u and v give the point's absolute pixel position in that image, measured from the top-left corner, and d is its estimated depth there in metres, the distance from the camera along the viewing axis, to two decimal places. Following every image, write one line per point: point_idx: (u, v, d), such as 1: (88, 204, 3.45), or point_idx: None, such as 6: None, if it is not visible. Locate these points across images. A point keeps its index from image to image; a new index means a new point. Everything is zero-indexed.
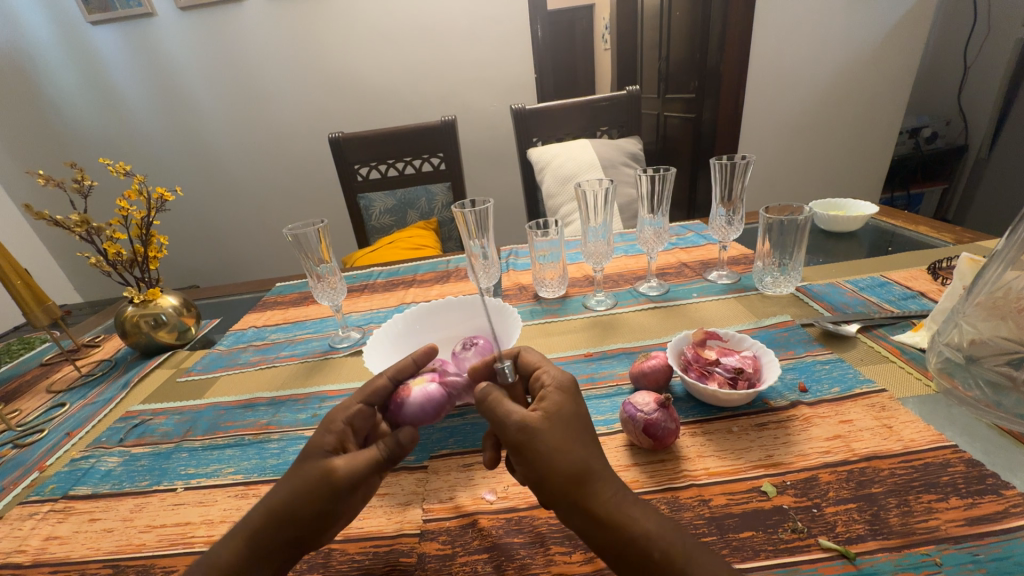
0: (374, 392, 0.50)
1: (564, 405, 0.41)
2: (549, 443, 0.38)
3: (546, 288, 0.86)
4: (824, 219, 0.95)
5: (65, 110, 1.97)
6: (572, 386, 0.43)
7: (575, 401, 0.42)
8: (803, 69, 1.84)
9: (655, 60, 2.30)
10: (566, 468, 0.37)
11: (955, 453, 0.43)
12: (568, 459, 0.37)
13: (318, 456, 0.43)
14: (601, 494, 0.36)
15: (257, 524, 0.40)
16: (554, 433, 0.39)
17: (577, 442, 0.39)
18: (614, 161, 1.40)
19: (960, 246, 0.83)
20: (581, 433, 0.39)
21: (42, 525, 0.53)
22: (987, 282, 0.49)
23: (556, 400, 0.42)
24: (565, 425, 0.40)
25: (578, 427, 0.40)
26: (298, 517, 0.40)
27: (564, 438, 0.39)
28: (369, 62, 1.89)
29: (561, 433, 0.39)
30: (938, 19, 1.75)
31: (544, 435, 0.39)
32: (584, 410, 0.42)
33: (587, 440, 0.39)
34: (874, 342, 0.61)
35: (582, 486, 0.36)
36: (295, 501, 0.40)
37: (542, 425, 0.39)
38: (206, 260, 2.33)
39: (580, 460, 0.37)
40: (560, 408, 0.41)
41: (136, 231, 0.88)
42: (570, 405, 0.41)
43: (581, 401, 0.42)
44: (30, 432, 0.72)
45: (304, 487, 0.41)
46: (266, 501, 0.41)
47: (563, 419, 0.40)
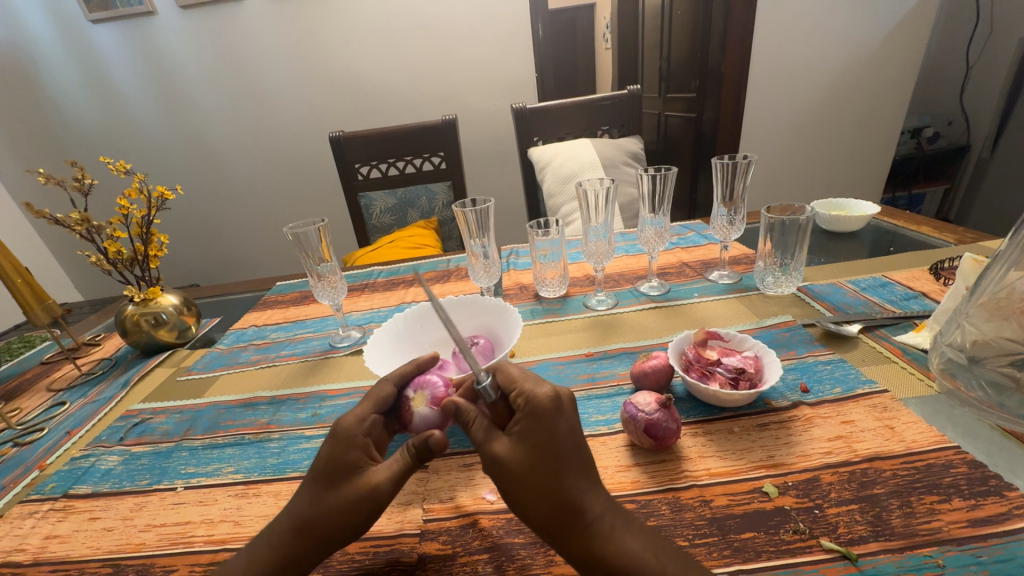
0: (381, 401, 0.48)
1: (536, 433, 0.38)
2: (518, 476, 0.38)
3: (547, 288, 0.86)
4: (826, 219, 0.94)
5: (65, 108, 1.97)
6: (547, 409, 0.39)
7: (553, 426, 0.39)
8: (804, 69, 1.84)
9: (656, 59, 2.30)
10: (537, 501, 0.37)
11: (958, 454, 0.43)
12: (539, 492, 0.37)
13: (350, 476, 0.42)
14: (579, 525, 0.36)
15: (292, 545, 0.40)
16: (524, 465, 0.38)
17: (548, 474, 0.37)
18: (615, 161, 1.39)
19: (962, 246, 0.83)
20: (555, 463, 0.38)
21: (42, 524, 0.53)
22: (990, 282, 0.48)
23: (527, 427, 0.39)
24: (536, 457, 0.38)
25: (553, 457, 0.38)
26: (339, 534, 0.41)
27: (535, 470, 0.37)
28: (369, 61, 1.89)
29: (531, 465, 0.38)
30: (940, 19, 1.74)
31: (513, 468, 0.38)
32: (565, 434, 0.38)
33: (563, 471, 0.37)
34: (876, 342, 0.61)
35: (556, 517, 0.36)
36: (333, 520, 0.41)
37: (512, 457, 0.38)
38: (207, 259, 2.33)
39: (551, 494, 0.37)
40: (533, 437, 0.38)
41: (136, 229, 0.88)
42: (543, 434, 0.38)
43: (561, 425, 0.39)
44: (31, 430, 0.72)
45: (342, 507, 0.41)
46: (297, 523, 0.41)
47: (533, 451, 0.38)
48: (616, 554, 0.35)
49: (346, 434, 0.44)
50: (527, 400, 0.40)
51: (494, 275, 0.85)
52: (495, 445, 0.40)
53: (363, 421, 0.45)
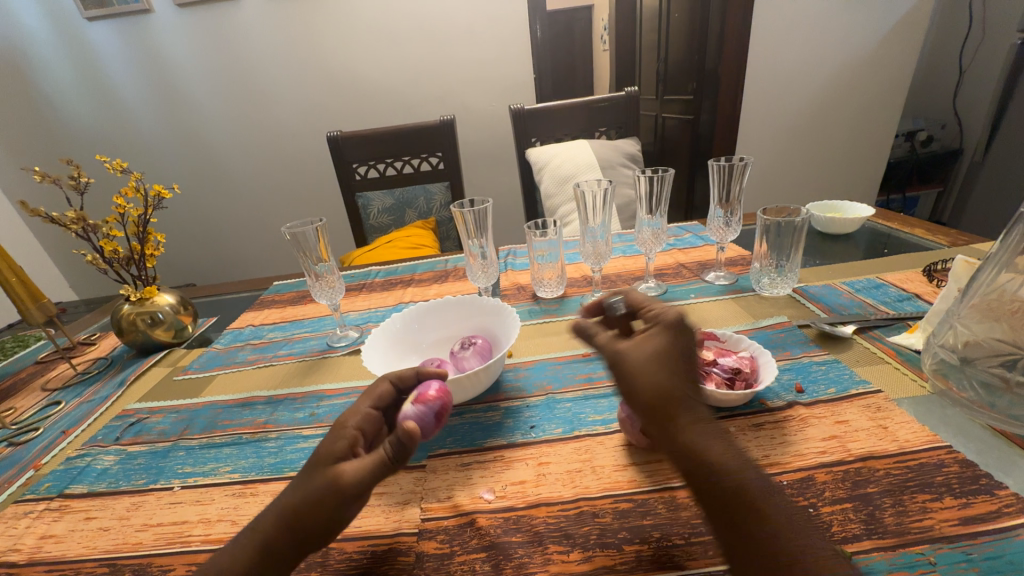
0: (378, 397, 0.49)
1: (661, 340, 0.40)
2: (636, 369, 0.38)
3: (545, 288, 0.87)
4: (821, 221, 0.95)
5: (61, 107, 1.96)
6: (675, 322, 0.41)
7: (670, 337, 0.40)
8: (800, 72, 1.85)
9: (654, 61, 2.31)
10: (647, 392, 0.37)
11: (950, 453, 0.44)
12: (652, 383, 0.37)
13: (328, 461, 0.43)
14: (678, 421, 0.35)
15: (268, 530, 0.41)
16: (645, 360, 0.39)
17: (665, 372, 0.38)
18: (613, 162, 1.40)
19: (955, 248, 0.84)
20: (673, 367, 0.38)
21: (37, 524, 0.53)
22: (980, 285, 0.49)
23: (656, 334, 0.40)
24: (659, 357, 0.39)
25: (672, 361, 0.38)
26: (308, 524, 0.41)
27: (653, 366, 0.38)
28: (368, 61, 1.89)
29: (652, 361, 0.38)
30: (933, 24, 1.76)
31: (632, 361, 0.39)
32: (684, 349, 0.40)
33: (675, 374, 0.38)
34: (869, 343, 0.62)
35: (661, 410, 0.36)
36: (303, 507, 0.41)
37: (636, 353, 0.39)
38: (203, 258, 2.32)
39: (663, 388, 0.37)
40: (656, 341, 0.40)
41: (133, 228, 0.88)
42: (668, 341, 0.40)
43: (683, 338, 0.40)
44: (25, 430, 0.71)
45: (312, 494, 0.41)
46: (276, 509, 0.41)
47: (660, 351, 0.39)
48: (710, 456, 0.34)
49: (339, 425, 0.45)
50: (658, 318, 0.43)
51: (491, 275, 0.86)
52: (621, 343, 0.41)
53: (355, 414, 0.47)
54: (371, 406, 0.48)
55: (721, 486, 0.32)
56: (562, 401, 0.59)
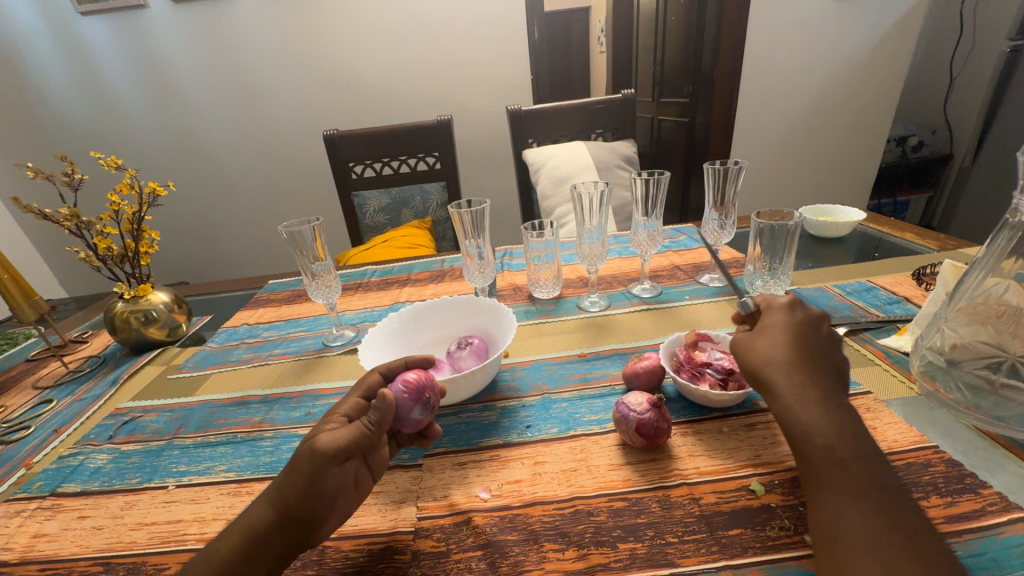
0: (368, 388, 0.51)
1: (770, 335, 0.47)
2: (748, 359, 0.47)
3: (541, 288, 0.87)
4: (814, 224, 0.97)
5: (53, 101, 1.94)
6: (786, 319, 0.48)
7: (779, 331, 0.47)
8: (795, 76, 1.87)
9: (650, 63, 2.32)
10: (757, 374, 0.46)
11: (937, 453, 0.45)
12: (764, 368, 0.45)
13: (309, 439, 0.45)
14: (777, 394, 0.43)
15: (257, 513, 0.42)
16: (755, 352, 0.47)
17: (773, 361, 0.45)
18: (609, 164, 1.41)
19: (943, 252, 0.86)
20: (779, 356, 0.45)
21: (30, 523, 0.53)
22: (966, 289, 0.51)
23: (775, 328, 0.47)
24: (767, 347, 0.47)
25: (778, 352, 0.45)
26: (286, 496, 0.42)
27: (765, 357, 0.46)
28: (365, 60, 1.89)
29: (764, 351, 0.46)
30: (925, 31, 1.79)
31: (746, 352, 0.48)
32: (793, 339, 0.46)
33: (782, 360, 0.45)
34: (860, 345, 0.63)
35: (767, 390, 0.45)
36: (286, 482, 0.42)
37: (749, 346, 0.48)
38: (196, 256, 2.30)
39: (768, 371, 0.45)
40: (767, 335, 0.47)
41: (127, 226, 0.88)
42: (779, 337, 0.47)
43: (793, 330, 0.47)
44: (16, 429, 0.71)
45: (292, 468, 0.42)
46: (265, 491, 0.43)
47: (768, 341, 0.47)
48: (810, 427, 0.40)
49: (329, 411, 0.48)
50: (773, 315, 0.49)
51: (488, 275, 0.86)
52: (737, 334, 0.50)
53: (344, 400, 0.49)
54: (362, 395, 0.50)
55: (811, 446, 0.39)
56: (558, 400, 0.60)
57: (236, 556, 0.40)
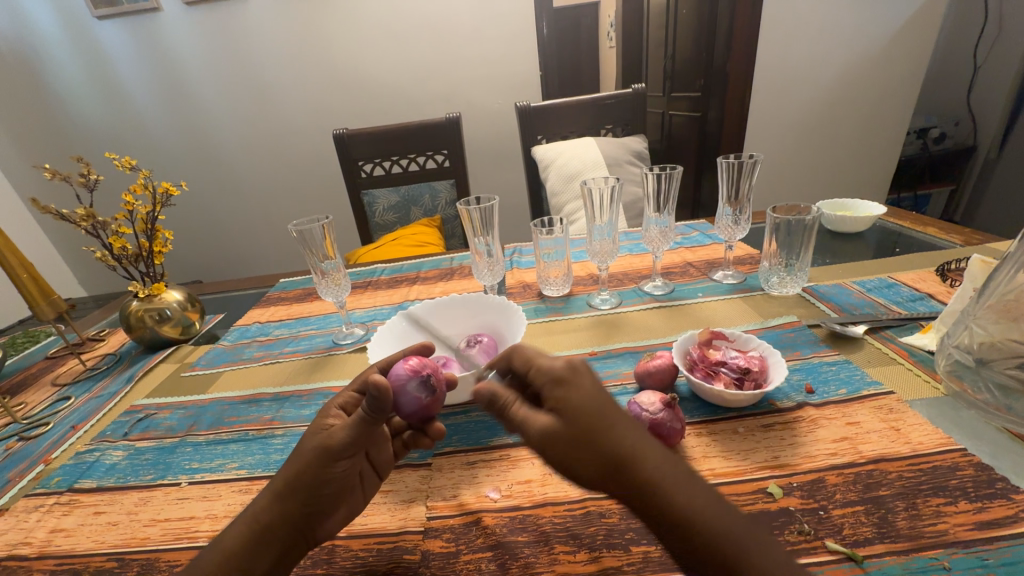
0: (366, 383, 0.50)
1: (567, 397, 0.37)
2: (563, 446, 0.36)
3: (551, 286, 0.86)
4: (831, 219, 0.94)
5: (71, 105, 1.98)
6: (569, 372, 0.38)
7: (578, 385, 0.37)
8: (810, 68, 1.82)
9: (661, 58, 2.29)
10: (592, 461, 0.35)
11: (965, 456, 0.43)
12: (599, 449, 0.34)
13: (315, 432, 0.44)
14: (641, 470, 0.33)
15: (260, 506, 0.42)
16: (578, 415, 0.36)
17: (595, 422, 0.35)
18: (620, 160, 1.39)
19: (969, 248, 0.83)
20: (597, 418, 0.35)
21: (47, 518, 0.53)
22: (997, 285, 0.48)
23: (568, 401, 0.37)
24: (568, 417, 0.36)
25: (594, 414, 0.35)
26: (299, 487, 0.42)
27: (582, 412, 0.36)
28: (374, 59, 1.89)
29: (584, 409, 0.36)
30: (947, 19, 1.73)
31: (557, 435, 0.36)
32: (591, 390, 0.37)
33: (604, 424, 0.35)
34: (881, 344, 0.61)
35: (615, 472, 0.34)
36: (294, 475, 0.42)
37: (548, 428, 0.37)
38: (210, 255, 2.33)
39: (597, 446, 0.34)
40: (572, 396, 0.37)
41: (141, 226, 0.89)
42: (574, 393, 0.37)
43: (586, 380, 0.38)
44: (36, 425, 0.72)
45: (301, 460, 0.42)
46: (270, 483, 0.43)
47: (565, 409, 0.36)
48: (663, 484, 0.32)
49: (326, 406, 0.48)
50: (546, 372, 0.39)
51: (497, 273, 0.85)
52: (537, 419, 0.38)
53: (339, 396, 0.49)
54: (356, 390, 0.49)
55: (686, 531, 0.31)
56: None
57: (240, 550, 0.40)
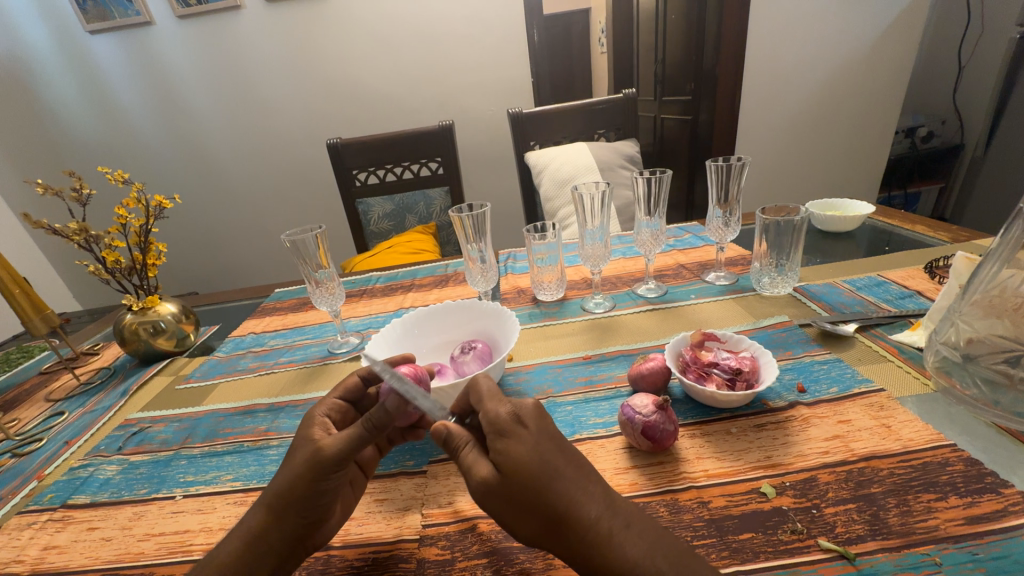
0: (347, 390, 0.51)
1: (508, 453, 0.36)
2: (503, 502, 0.36)
3: (545, 291, 0.87)
4: (821, 219, 0.95)
5: (64, 119, 1.98)
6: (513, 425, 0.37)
7: (520, 439, 0.36)
8: (798, 70, 1.85)
9: (652, 62, 2.32)
10: (535, 524, 0.35)
11: (954, 451, 0.43)
12: (540, 513, 0.34)
13: (304, 446, 0.43)
14: (584, 538, 0.34)
15: (254, 519, 0.41)
16: (520, 472, 0.35)
17: (535, 483, 0.34)
18: (611, 164, 1.41)
19: (957, 245, 0.84)
20: (540, 477, 0.34)
21: (40, 535, 0.53)
22: (981, 281, 0.49)
23: (509, 457, 0.36)
24: (508, 474, 0.35)
25: (533, 473, 0.35)
26: (291, 502, 0.41)
27: (530, 467, 0.35)
28: (366, 69, 1.91)
29: (527, 466, 0.35)
30: (930, 22, 1.76)
31: (500, 493, 0.36)
32: (536, 444, 0.36)
33: (547, 480, 0.35)
34: (872, 341, 0.61)
35: (557, 530, 0.34)
36: (289, 488, 0.41)
37: (491, 481, 0.36)
38: (204, 265, 2.32)
39: (538, 506, 0.34)
40: (514, 451, 0.36)
41: (134, 239, 0.88)
42: (517, 448, 0.36)
43: (528, 434, 0.37)
44: (29, 441, 0.72)
45: (294, 474, 0.41)
46: (263, 496, 0.42)
47: (507, 464, 0.36)
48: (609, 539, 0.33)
49: (312, 417, 0.47)
50: (490, 422, 0.38)
51: (491, 279, 0.85)
52: (480, 471, 0.37)
53: (323, 404, 0.49)
54: (340, 397, 0.50)
55: None
56: (563, 404, 0.59)
57: (240, 561, 0.40)
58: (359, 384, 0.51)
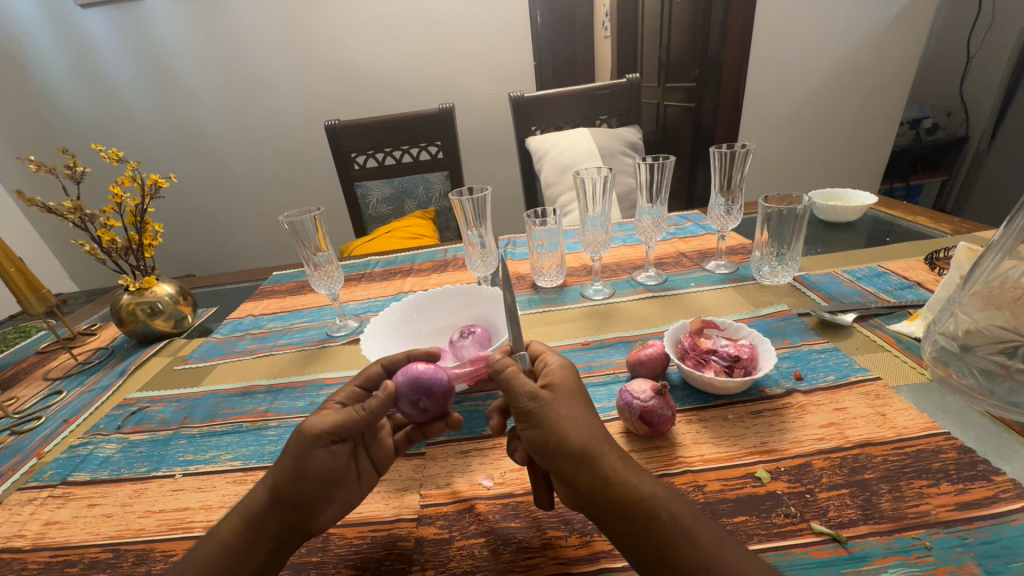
0: (368, 377, 0.50)
1: (567, 381, 0.43)
2: (556, 412, 0.39)
3: (544, 277, 0.86)
4: (822, 209, 0.95)
5: (57, 97, 1.94)
6: (570, 366, 0.45)
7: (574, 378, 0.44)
8: (805, 58, 1.82)
9: (656, 48, 2.29)
10: (569, 437, 0.38)
11: (948, 440, 0.44)
12: (576, 429, 0.38)
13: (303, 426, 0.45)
14: (606, 460, 0.37)
15: (252, 497, 0.43)
16: (573, 396, 0.41)
17: (583, 407, 0.41)
18: (613, 150, 1.39)
19: (958, 237, 0.83)
20: (586, 406, 0.41)
21: (41, 511, 0.53)
22: (982, 272, 0.49)
23: (564, 384, 0.42)
24: (560, 393, 0.41)
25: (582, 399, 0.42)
26: (282, 485, 0.42)
27: (578, 396, 0.42)
28: (365, 49, 1.87)
29: (577, 395, 0.42)
30: (940, 9, 1.73)
31: (553, 406, 0.39)
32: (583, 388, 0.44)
33: (589, 410, 0.41)
34: (869, 331, 0.61)
35: (596, 448, 0.37)
36: (282, 470, 0.43)
37: (547, 395, 0.40)
38: (201, 247, 2.30)
39: (582, 422, 0.39)
40: (568, 382, 0.43)
41: (130, 218, 0.87)
42: (574, 380, 0.43)
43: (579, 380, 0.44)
44: (28, 419, 0.72)
45: (285, 456, 0.43)
46: (265, 476, 0.44)
47: (562, 386, 0.42)
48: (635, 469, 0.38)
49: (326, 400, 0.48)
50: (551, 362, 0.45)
51: (490, 264, 0.85)
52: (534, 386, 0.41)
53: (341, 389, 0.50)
54: (360, 384, 0.50)
55: (659, 518, 0.35)
56: None
57: (236, 540, 0.41)
58: (381, 373, 0.51)
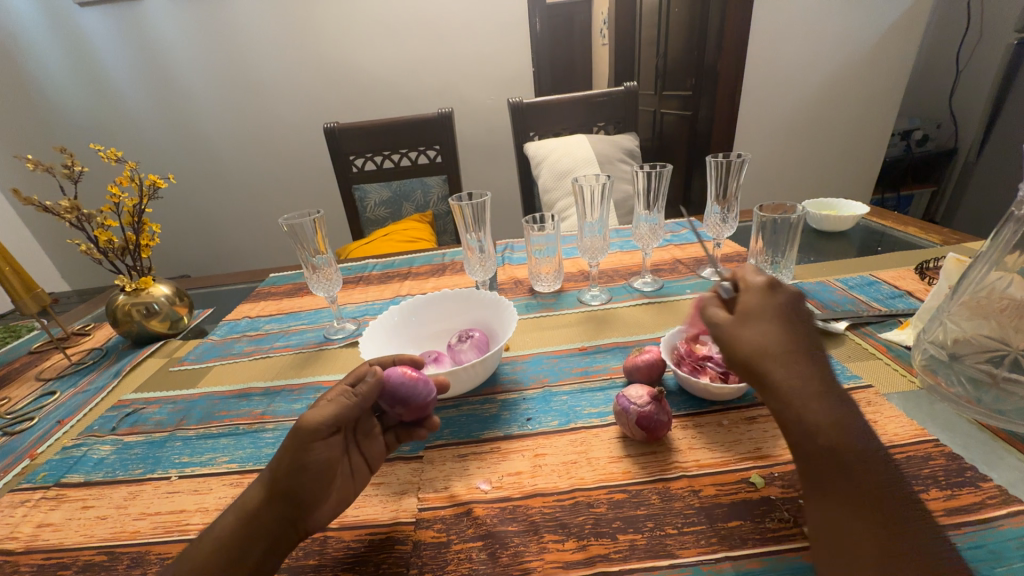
0: None
1: (751, 300, 0.41)
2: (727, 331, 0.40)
3: (542, 282, 0.87)
4: (816, 218, 0.96)
5: (54, 95, 1.93)
6: (765, 283, 0.42)
7: (766, 295, 0.41)
8: (800, 69, 1.85)
9: (653, 57, 2.31)
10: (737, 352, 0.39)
11: (938, 447, 0.45)
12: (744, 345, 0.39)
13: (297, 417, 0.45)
14: (773, 373, 0.37)
15: (251, 495, 0.42)
16: (750, 313, 0.40)
17: (761, 326, 0.39)
18: (610, 157, 1.41)
19: (948, 247, 0.85)
20: (769, 323, 0.39)
21: (34, 513, 0.53)
22: (970, 283, 0.51)
23: (747, 301, 0.41)
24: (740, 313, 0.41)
25: (760, 316, 0.40)
26: (278, 480, 0.42)
27: (760, 314, 0.40)
28: (365, 53, 1.88)
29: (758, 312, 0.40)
30: (931, 24, 1.77)
31: (725, 325, 0.41)
32: (784, 304, 0.40)
33: (770, 326, 0.39)
34: (861, 339, 0.63)
35: (759, 366, 0.38)
36: (279, 465, 0.42)
37: (721, 317, 0.41)
38: (196, 248, 2.29)
39: (750, 340, 0.39)
40: (750, 300, 0.41)
41: (127, 219, 0.87)
42: (761, 298, 0.41)
43: (777, 295, 0.41)
44: (20, 420, 0.71)
45: (281, 451, 0.43)
46: (262, 474, 0.43)
47: (746, 306, 0.41)
48: (809, 395, 0.36)
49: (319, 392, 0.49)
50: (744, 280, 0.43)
51: (489, 269, 0.85)
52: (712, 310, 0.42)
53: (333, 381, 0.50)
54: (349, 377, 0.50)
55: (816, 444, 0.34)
56: (558, 393, 0.60)
57: (233, 537, 0.41)
58: None
